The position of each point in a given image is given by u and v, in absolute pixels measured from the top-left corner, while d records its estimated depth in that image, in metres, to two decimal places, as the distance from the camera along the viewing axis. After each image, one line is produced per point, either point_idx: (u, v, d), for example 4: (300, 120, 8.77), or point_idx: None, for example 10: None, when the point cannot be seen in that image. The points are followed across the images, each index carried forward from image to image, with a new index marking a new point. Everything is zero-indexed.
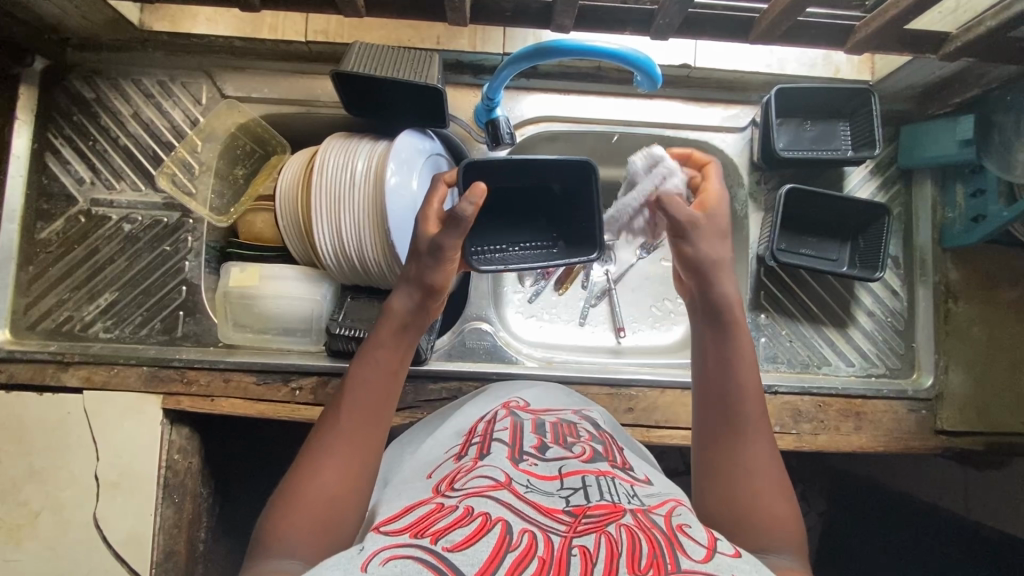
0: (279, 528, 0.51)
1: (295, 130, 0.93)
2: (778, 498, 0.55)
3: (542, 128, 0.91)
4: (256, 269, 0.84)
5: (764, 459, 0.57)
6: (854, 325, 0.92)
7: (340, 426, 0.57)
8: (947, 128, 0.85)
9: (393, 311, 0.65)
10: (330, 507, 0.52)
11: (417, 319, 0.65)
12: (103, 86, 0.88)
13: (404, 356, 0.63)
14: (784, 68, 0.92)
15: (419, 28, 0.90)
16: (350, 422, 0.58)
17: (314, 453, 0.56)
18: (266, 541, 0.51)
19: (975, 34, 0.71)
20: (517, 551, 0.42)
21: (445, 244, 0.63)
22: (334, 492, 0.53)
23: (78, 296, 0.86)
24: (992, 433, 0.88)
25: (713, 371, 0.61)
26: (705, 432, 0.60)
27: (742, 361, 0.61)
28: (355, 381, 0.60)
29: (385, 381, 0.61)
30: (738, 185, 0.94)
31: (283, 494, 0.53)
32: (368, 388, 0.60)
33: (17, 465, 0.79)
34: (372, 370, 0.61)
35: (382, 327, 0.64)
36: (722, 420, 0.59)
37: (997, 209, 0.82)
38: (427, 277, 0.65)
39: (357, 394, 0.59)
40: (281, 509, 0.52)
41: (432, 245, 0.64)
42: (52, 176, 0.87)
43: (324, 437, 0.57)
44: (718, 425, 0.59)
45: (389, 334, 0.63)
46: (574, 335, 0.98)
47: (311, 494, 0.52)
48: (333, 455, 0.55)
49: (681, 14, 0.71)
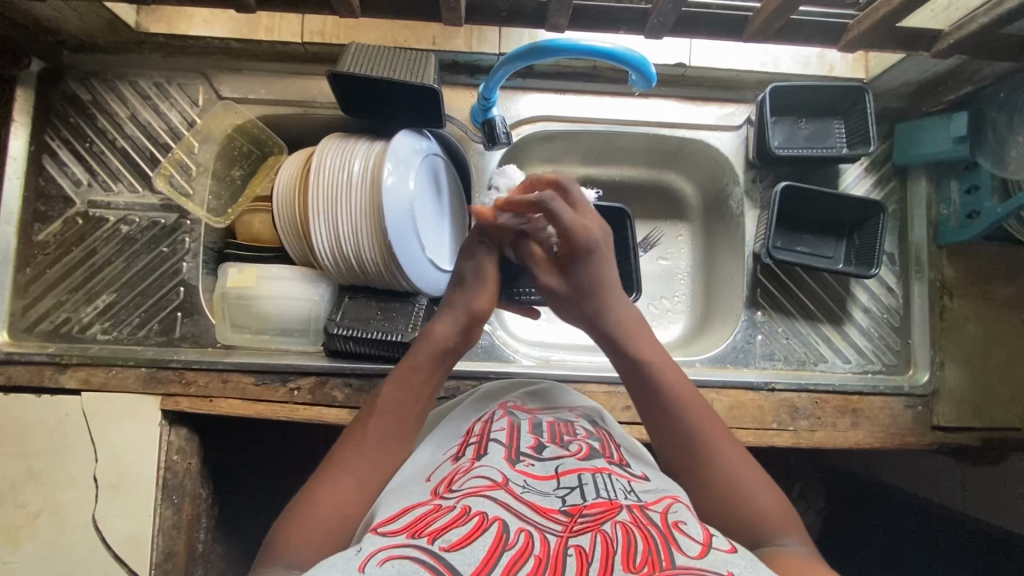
0: (291, 535, 0.51)
1: (292, 131, 0.94)
2: (765, 495, 0.55)
3: (538, 127, 0.92)
4: (253, 270, 0.84)
5: (734, 456, 0.57)
6: (849, 322, 0.92)
7: (367, 444, 0.58)
8: (941, 125, 0.86)
9: (432, 336, 0.66)
10: (345, 518, 0.53)
11: (457, 346, 0.67)
12: (99, 88, 0.88)
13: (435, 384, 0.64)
14: (778, 66, 0.92)
15: (415, 27, 0.90)
16: (376, 444, 0.58)
17: (336, 466, 0.57)
18: (277, 547, 0.51)
19: (966, 31, 0.71)
20: (513, 549, 0.42)
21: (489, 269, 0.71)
22: (352, 506, 0.54)
23: (76, 298, 0.86)
24: (986, 428, 0.89)
25: (639, 399, 0.62)
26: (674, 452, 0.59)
27: (655, 358, 0.64)
28: (388, 403, 0.61)
29: (418, 407, 0.62)
30: (734, 183, 0.95)
31: (301, 503, 0.54)
32: (399, 412, 0.61)
33: (15, 467, 0.79)
34: (403, 392, 0.62)
35: (421, 348, 0.65)
36: (676, 435, 0.59)
37: (990, 206, 0.83)
38: (473, 303, 0.69)
39: (389, 416, 0.60)
40: (296, 518, 0.52)
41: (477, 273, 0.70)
42: (49, 178, 0.87)
43: (350, 452, 0.58)
44: (674, 442, 0.59)
45: (426, 359, 0.65)
46: (571, 334, 0.98)
47: (329, 505, 0.53)
48: (357, 470, 0.56)
49: (676, 13, 0.72)
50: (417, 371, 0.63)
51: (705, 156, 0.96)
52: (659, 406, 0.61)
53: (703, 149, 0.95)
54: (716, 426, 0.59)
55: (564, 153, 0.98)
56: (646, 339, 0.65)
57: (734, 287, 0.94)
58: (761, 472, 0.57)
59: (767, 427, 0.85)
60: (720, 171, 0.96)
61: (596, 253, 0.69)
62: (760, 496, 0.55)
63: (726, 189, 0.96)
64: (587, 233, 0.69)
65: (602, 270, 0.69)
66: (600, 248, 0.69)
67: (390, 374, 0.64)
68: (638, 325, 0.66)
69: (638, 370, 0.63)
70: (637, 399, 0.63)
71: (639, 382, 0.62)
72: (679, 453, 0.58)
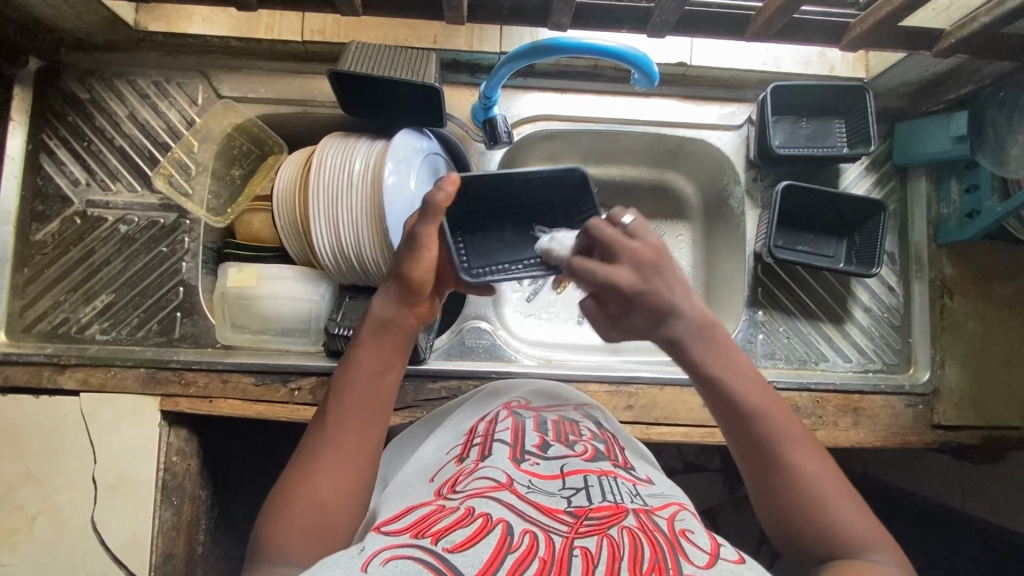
0: (274, 536, 0.51)
1: (293, 131, 0.93)
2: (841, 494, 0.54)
3: (540, 127, 0.92)
4: (253, 270, 0.83)
5: (812, 463, 0.55)
6: (851, 321, 0.92)
7: (327, 430, 0.57)
8: (943, 124, 0.86)
9: (372, 314, 0.62)
10: (316, 507, 0.52)
11: (397, 319, 0.61)
12: (98, 87, 0.88)
13: (388, 359, 0.61)
14: (779, 65, 0.92)
15: (415, 25, 0.89)
16: (335, 429, 0.56)
17: (304, 457, 0.55)
18: (261, 545, 0.51)
19: (968, 31, 0.71)
20: (517, 552, 0.42)
21: (418, 232, 0.60)
22: (320, 495, 0.53)
23: (74, 298, 0.86)
24: (987, 427, 0.89)
25: (722, 419, 0.58)
26: (754, 460, 0.56)
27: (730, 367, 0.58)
28: (339, 386, 0.59)
29: (375, 385, 0.59)
30: (734, 183, 0.95)
31: (277, 497, 0.53)
32: (355, 393, 0.58)
33: (13, 469, 0.78)
34: (356, 372, 0.59)
35: (363, 330, 0.62)
36: (759, 455, 0.56)
37: (991, 205, 0.83)
38: (404, 271, 0.61)
39: (343, 399, 0.58)
40: (274, 514, 0.52)
41: (406, 237, 0.61)
42: (46, 178, 0.86)
43: (315, 444, 0.56)
44: (749, 454, 0.57)
45: (370, 335, 0.61)
46: (571, 334, 0.98)
47: (306, 502, 0.52)
48: (319, 459, 0.55)
49: (678, 12, 0.71)
50: (364, 352, 0.60)
51: (705, 155, 0.96)
52: (737, 423, 0.57)
53: (703, 149, 0.95)
54: (796, 436, 0.56)
55: (564, 153, 0.98)
56: (723, 353, 0.58)
57: (734, 287, 0.94)
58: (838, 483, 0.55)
59: None
60: (721, 170, 0.96)
61: (628, 294, 0.56)
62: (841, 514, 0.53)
63: (727, 189, 0.96)
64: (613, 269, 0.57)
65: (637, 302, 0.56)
66: (629, 287, 0.56)
67: (340, 359, 0.61)
68: (715, 339, 0.58)
69: (711, 382, 0.57)
70: (713, 412, 0.58)
71: (712, 396, 0.58)
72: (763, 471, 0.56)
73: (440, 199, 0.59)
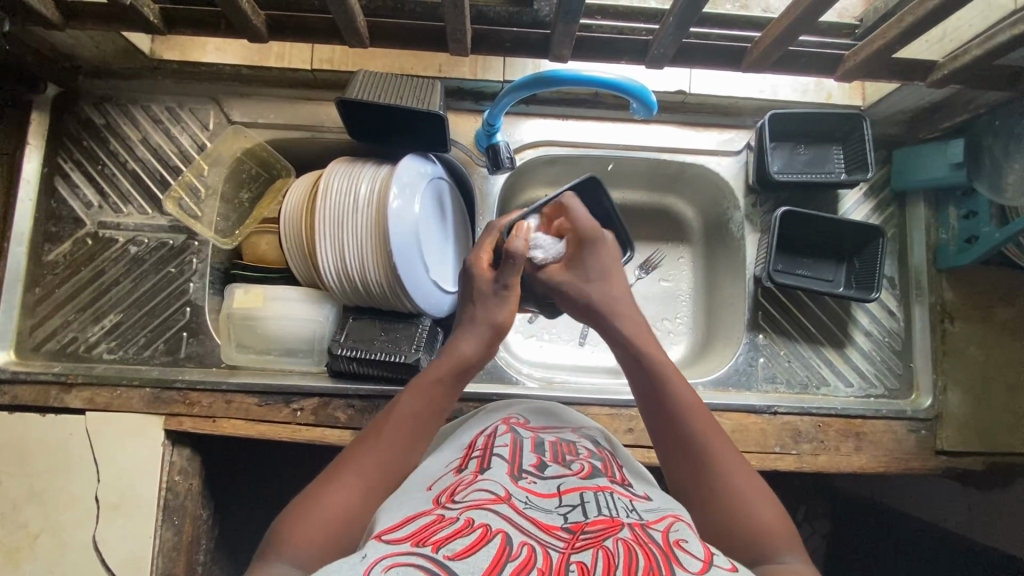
0: (293, 535, 0.51)
1: (300, 156, 0.96)
2: (766, 505, 0.55)
3: (541, 152, 0.94)
4: (259, 291, 0.85)
5: (716, 438, 0.60)
6: (851, 345, 0.92)
7: (380, 445, 0.59)
8: (938, 152, 0.87)
9: (459, 352, 0.68)
10: (346, 517, 0.53)
11: (477, 363, 0.68)
12: (113, 112, 0.90)
13: (451, 398, 0.65)
14: (777, 93, 0.93)
15: (421, 55, 0.92)
16: (383, 448, 0.59)
17: (346, 465, 0.57)
18: (281, 541, 0.51)
19: (960, 62, 0.73)
20: (517, 561, 0.42)
21: (508, 281, 0.71)
22: (351, 507, 0.53)
23: (83, 317, 0.87)
24: (991, 453, 0.88)
25: (646, 404, 0.65)
26: (667, 455, 0.61)
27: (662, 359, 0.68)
28: (405, 410, 0.62)
29: (435, 417, 0.64)
30: (733, 208, 0.96)
31: (307, 497, 0.54)
32: (415, 419, 0.62)
33: (17, 486, 0.79)
34: (421, 401, 0.63)
35: (444, 363, 0.67)
36: (679, 451, 0.60)
37: (989, 231, 0.84)
38: (495, 317, 0.71)
39: (405, 421, 0.61)
40: (301, 511, 0.53)
41: (497, 287, 0.72)
42: (60, 200, 0.89)
43: (359, 459, 0.58)
44: (671, 445, 0.61)
45: (449, 370, 0.66)
46: (573, 355, 0.99)
47: (335, 508, 0.53)
48: (360, 472, 0.56)
49: (675, 45, 0.73)
50: (438, 384, 0.65)
51: (706, 182, 0.97)
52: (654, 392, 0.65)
53: (702, 174, 0.96)
54: (706, 417, 0.62)
55: (565, 176, 1.00)
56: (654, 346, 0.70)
57: (735, 310, 0.95)
58: (752, 479, 0.57)
59: (770, 451, 0.85)
60: (720, 195, 0.97)
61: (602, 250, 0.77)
62: (745, 501, 0.55)
63: (726, 214, 0.98)
64: (596, 232, 0.77)
65: (591, 261, 0.77)
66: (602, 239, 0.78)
67: (408, 384, 0.65)
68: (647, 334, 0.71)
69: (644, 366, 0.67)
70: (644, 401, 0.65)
71: (642, 380, 0.66)
72: (663, 436, 0.62)
73: (521, 248, 0.70)
